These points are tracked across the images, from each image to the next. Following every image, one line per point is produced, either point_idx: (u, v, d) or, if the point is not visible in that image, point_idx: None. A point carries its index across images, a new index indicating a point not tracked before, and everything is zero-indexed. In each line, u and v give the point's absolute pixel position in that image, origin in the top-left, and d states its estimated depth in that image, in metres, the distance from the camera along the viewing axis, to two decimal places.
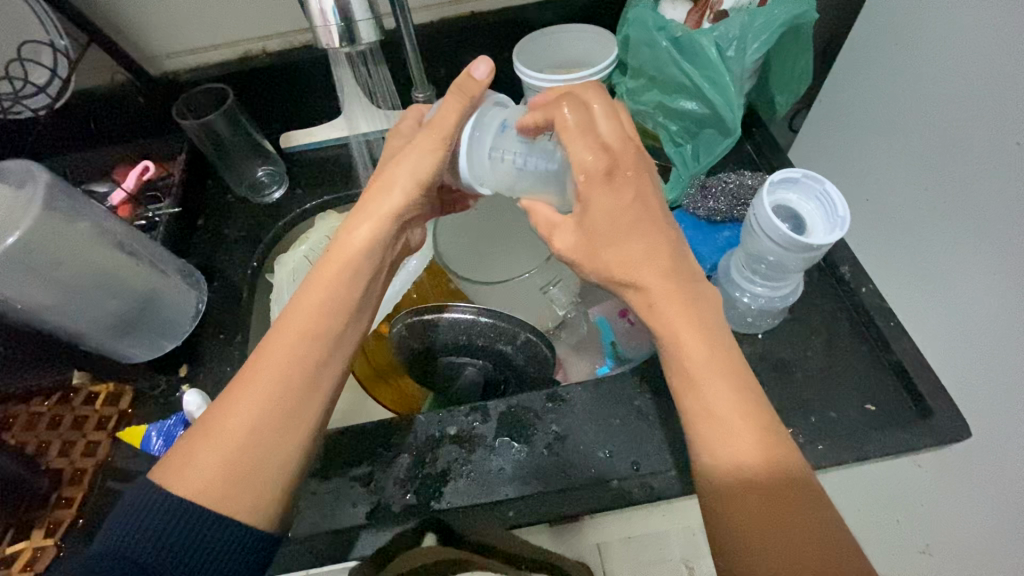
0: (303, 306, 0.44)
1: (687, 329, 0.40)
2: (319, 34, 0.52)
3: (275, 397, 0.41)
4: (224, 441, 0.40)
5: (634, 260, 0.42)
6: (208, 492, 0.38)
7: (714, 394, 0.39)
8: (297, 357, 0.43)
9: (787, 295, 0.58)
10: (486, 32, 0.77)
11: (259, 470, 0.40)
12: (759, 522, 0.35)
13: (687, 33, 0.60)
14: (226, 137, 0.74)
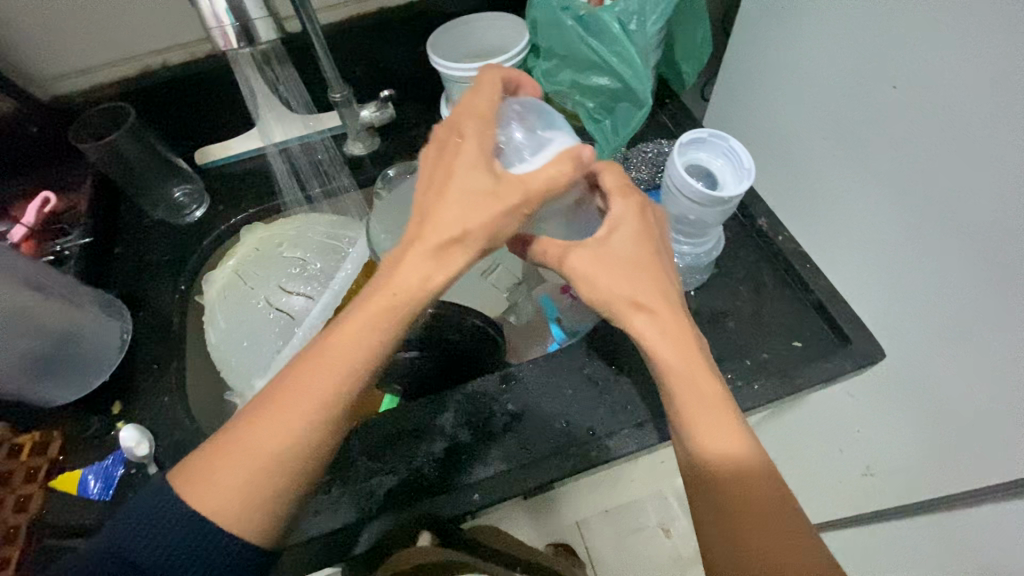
0: (347, 334, 0.39)
1: (670, 344, 0.42)
2: (214, 37, 0.50)
3: (297, 438, 0.38)
4: (243, 469, 0.38)
5: (618, 264, 0.43)
6: (220, 512, 0.38)
7: (694, 386, 0.40)
8: (328, 399, 0.39)
9: (710, 249, 0.62)
10: (395, 27, 0.76)
11: (272, 498, 0.39)
12: (738, 521, 0.38)
13: (590, 12, 0.62)
14: (134, 158, 0.70)
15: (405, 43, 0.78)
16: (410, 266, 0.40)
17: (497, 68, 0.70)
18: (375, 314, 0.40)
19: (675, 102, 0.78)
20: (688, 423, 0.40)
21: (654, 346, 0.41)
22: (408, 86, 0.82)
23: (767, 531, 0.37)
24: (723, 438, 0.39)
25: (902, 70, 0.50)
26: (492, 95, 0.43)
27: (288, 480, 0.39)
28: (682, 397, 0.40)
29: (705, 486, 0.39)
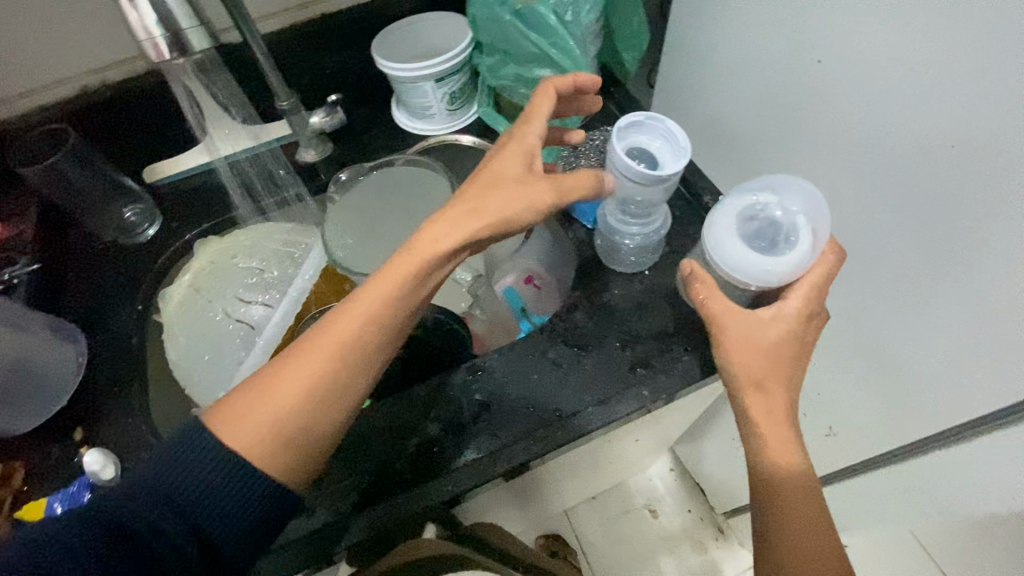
0: (370, 291, 0.44)
1: (768, 394, 0.50)
2: (145, 49, 0.50)
3: (330, 378, 0.43)
4: (275, 406, 0.42)
5: (752, 337, 0.51)
6: (252, 449, 0.41)
7: (781, 419, 0.50)
8: (360, 343, 0.44)
9: (659, 229, 0.64)
10: (337, 32, 0.77)
11: (303, 439, 0.42)
12: (799, 520, 0.47)
13: (526, 5, 0.63)
14: (78, 180, 0.69)
15: (348, 48, 0.78)
16: (437, 226, 0.45)
17: (443, 65, 0.72)
18: (405, 269, 0.45)
19: (619, 90, 0.80)
20: (767, 447, 0.49)
21: (749, 381, 0.50)
22: (357, 91, 0.82)
23: (824, 530, 0.47)
24: (799, 460, 0.49)
25: (819, 46, 0.53)
26: (547, 111, 0.49)
27: (318, 422, 0.43)
28: (770, 422, 0.50)
29: (776, 495, 0.49)
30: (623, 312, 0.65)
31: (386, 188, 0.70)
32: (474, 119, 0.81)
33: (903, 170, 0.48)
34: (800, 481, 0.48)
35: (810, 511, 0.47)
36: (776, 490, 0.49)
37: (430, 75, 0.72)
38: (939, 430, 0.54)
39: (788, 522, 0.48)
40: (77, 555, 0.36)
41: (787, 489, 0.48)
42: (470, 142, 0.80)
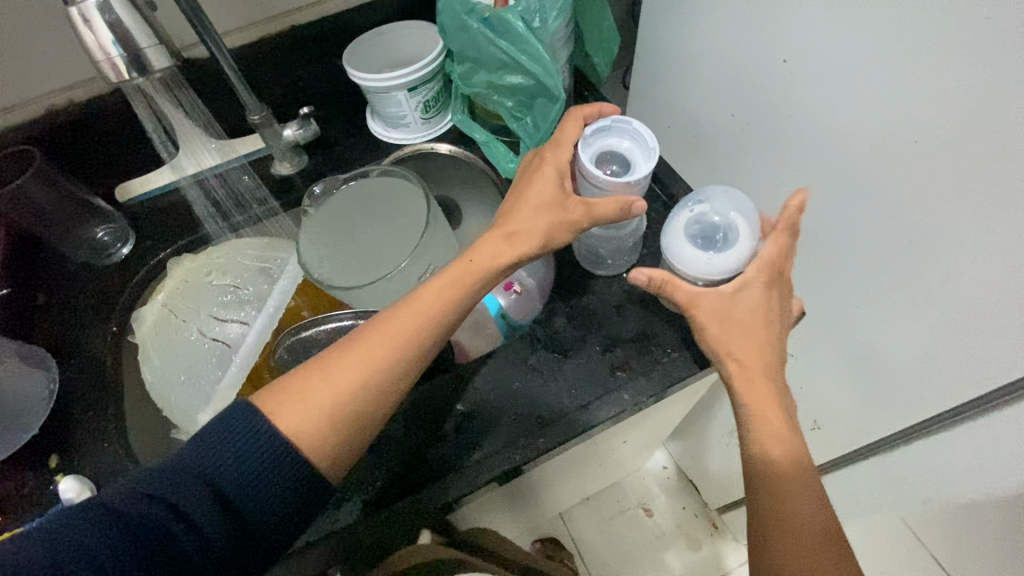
0: (429, 292, 0.50)
1: (755, 379, 0.51)
2: (104, 69, 0.49)
3: (387, 366, 0.46)
4: (334, 389, 0.45)
5: (730, 318, 0.53)
6: (303, 426, 0.43)
7: (770, 409, 0.50)
8: (418, 338, 0.48)
9: (633, 230, 0.65)
10: (306, 44, 0.76)
11: (355, 421, 0.45)
12: (792, 524, 0.46)
13: (493, 13, 0.64)
14: (45, 203, 0.68)
15: (317, 60, 0.78)
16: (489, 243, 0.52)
17: (415, 74, 0.72)
18: (458, 275, 0.51)
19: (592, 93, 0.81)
20: (757, 431, 0.50)
21: (739, 370, 0.52)
22: (329, 102, 0.82)
23: (811, 519, 0.46)
24: (788, 449, 0.48)
25: (781, 45, 0.53)
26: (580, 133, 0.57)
27: (370, 408, 0.46)
28: (754, 409, 0.50)
29: (765, 479, 0.48)
30: (602, 315, 0.65)
31: (360, 199, 0.68)
32: (449, 127, 0.81)
33: (858, 166, 0.50)
34: (790, 471, 0.48)
35: (800, 497, 0.47)
36: (762, 475, 0.48)
37: (402, 84, 0.72)
38: (922, 418, 0.54)
39: (778, 502, 0.47)
40: (91, 551, 0.35)
41: (775, 475, 0.48)
42: (445, 150, 0.81)
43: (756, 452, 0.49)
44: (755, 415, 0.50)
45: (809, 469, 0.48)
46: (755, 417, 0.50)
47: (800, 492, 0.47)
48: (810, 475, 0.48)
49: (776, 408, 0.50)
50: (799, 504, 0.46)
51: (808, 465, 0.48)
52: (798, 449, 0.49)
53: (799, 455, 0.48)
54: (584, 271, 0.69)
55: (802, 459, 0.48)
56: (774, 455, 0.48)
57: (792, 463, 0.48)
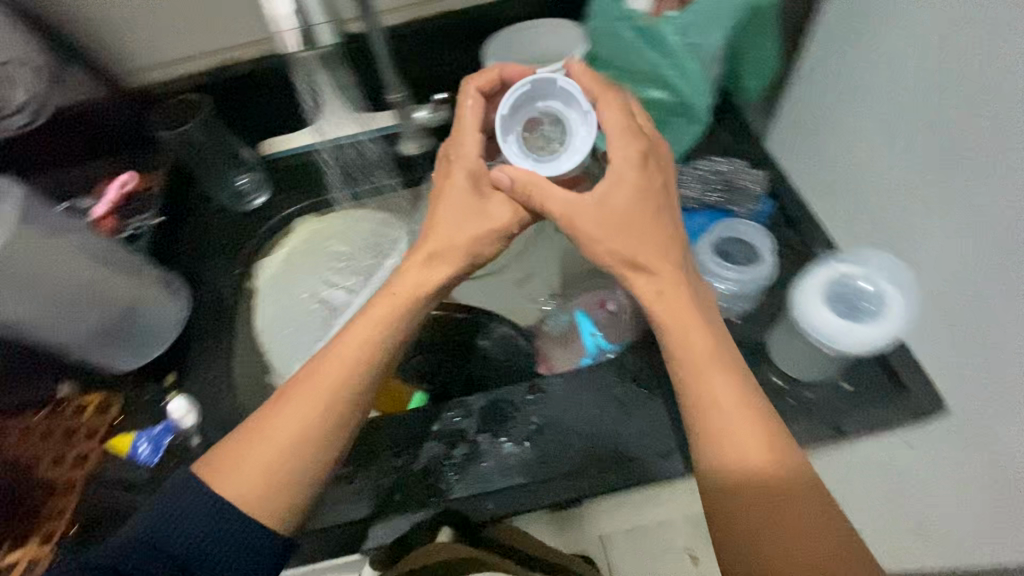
0: (336, 352, 0.49)
1: (719, 366, 0.46)
2: (278, 40, 0.53)
3: (292, 437, 0.46)
4: (273, 459, 0.45)
5: (649, 295, 0.49)
6: (248, 496, 0.44)
7: (725, 405, 0.44)
8: (325, 409, 0.47)
9: (760, 279, 0.57)
10: (454, 29, 0.77)
11: (290, 484, 0.45)
12: (767, 528, 0.41)
13: (649, 23, 0.61)
14: (204, 146, 0.74)
15: (462, 45, 0.79)
16: (409, 274, 0.52)
17: (551, 73, 0.70)
18: (379, 312, 0.51)
19: (732, 116, 0.74)
20: (723, 437, 0.44)
21: (690, 360, 0.46)
22: (460, 87, 0.83)
23: (804, 523, 0.41)
24: (752, 449, 0.43)
25: (992, 96, 0.46)
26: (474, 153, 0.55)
27: (301, 471, 0.46)
28: (708, 410, 0.45)
29: (735, 494, 0.43)
30: None
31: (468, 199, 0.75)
32: None
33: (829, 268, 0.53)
34: (761, 478, 0.42)
35: (777, 507, 0.42)
36: (733, 492, 0.43)
37: None
38: None
39: (754, 517, 0.42)
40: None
41: (747, 487, 0.42)
42: None
43: (712, 462, 0.44)
44: (712, 409, 0.45)
45: (786, 466, 0.43)
46: (710, 413, 0.45)
47: (792, 498, 0.42)
48: (791, 473, 0.42)
49: (738, 397, 0.45)
50: (776, 520, 0.41)
51: (783, 454, 0.43)
52: (763, 451, 0.43)
53: (769, 445, 0.43)
54: None
55: (772, 461, 0.42)
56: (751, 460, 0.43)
57: (778, 464, 0.42)
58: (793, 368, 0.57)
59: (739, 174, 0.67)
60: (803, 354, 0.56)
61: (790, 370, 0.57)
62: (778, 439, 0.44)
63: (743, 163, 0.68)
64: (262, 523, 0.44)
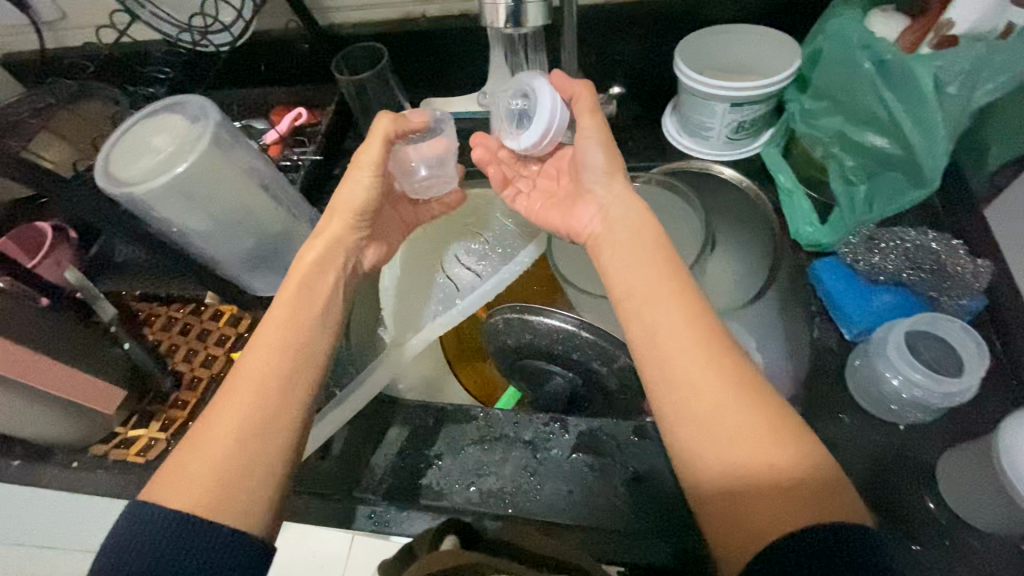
0: (268, 330, 0.47)
1: (679, 340, 0.41)
2: (486, 12, 0.51)
3: (259, 415, 0.43)
4: (233, 444, 0.41)
5: (659, 301, 0.44)
6: (196, 502, 0.39)
7: (703, 380, 0.40)
8: (286, 382, 0.45)
9: (955, 394, 0.48)
10: (650, 19, 0.70)
11: (249, 468, 0.41)
12: (757, 512, 0.36)
13: (899, 57, 0.51)
14: (374, 96, 0.75)
15: (653, 39, 0.72)
16: (312, 250, 0.53)
17: (750, 91, 0.62)
18: (292, 294, 0.50)
19: (958, 185, 0.62)
20: (691, 430, 0.39)
21: (679, 382, 0.40)
22: (638, 84, 0.76)
23: (794, 502, 0.35)
24: (733, 421, 0.38)
25: None
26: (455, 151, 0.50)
27: (260, 453, 0.42)
28: (686, 386, 0.40)
29: (716, 480, 0.38)
30: (841, 456, 0.52)
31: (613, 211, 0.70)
32: (753, 158, 0.70)
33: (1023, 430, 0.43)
34: (746, 458, 0.37)
35: (764, 486, 0.36)
36: (722, 483, 0.37)
37: (729, 97, 0.62)
38: None
39: (743, 506, 0.36)
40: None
41: (738, 473, 0.37)
42: (731, 177, 0.70)
43: (693, 440, 0.39)
44: (697, 381, 0.40)
45: (774, 442, 0.37)
46: (682, 395, 0.40)
47: (777, 478, 0.36)
48: (790, 452, 0.37)
49: (707, 358, 0.40)
50: (762, 504, 0.36)
51: (781, 438, 0.37)
52: (754, 431, 0.37)
53: (760, 420, 0.38)
54: (842, 393, 0.55)
55: (766, 440, 0.37)
56: (725, 426, 0.38)
57: (762, 439, 0.37)
58: (962, 507, 0.48)
59: (956, 259, 0.56)
60: (981, 497, 0.47)
61: (957, 509, 0.48)
62: (770, 411, 0.38)
63: (956, 241, 0.57)
64: (230, 526, 0.38)
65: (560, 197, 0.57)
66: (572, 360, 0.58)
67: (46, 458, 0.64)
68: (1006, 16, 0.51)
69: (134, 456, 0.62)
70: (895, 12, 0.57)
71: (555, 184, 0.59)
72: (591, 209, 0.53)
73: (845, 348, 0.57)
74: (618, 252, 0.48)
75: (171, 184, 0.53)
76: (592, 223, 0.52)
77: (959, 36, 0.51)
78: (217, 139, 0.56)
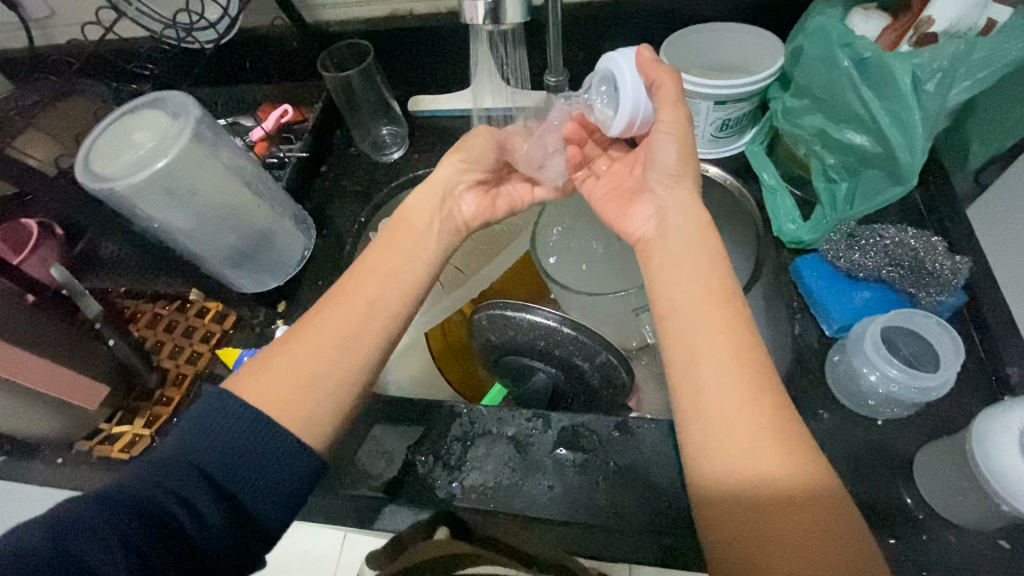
0: (379, 257, 0.50)
1: (729, 331, 0.41)
2: (466, 8, 0.51)
3: (324, 367, 0.43)
4: (289, 388, 0.42)
5: (705, 276, 0.44)
6: (268, 400, 0.41)
7: (730, 397, 0.39)
8: (352, 334, 0.45)
9: (931, 389, 0.48)
10: (636, 18, 0.70)
11: (326, 377, 0.43)
12: (759, 534, 0.36)
13: (877, 55, 0.52)
14: (361, 94, 0.75)
15: (638, 38, 0.72)
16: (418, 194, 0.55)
17: (732, 90, 0.62)
18: (396, 231, 0.53)
19: (941, 182, 0.62)
20: (704, 440, 0.39)
21: (713, 375, 0.40)
22: None
23: (800, 530, 0.35)
24: (749, 438, 0.38)
25: None
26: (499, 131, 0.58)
27: (343, 365, 0.44)
28: (710, 396, 0.40)
29: (723, 486, 0.38)
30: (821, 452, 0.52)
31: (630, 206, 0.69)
32: (739, 155, 0.70)
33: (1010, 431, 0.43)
34: (760, 478, 0.37)
35: (773, 508, 0.36)
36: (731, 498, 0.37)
37: (711, 95, 0.63)
38: None
39: (748, 521, 0.36)
40: (125, 537, 0.33)
41: (748, 492, 0.37)
42: (714, 174, 0.70)
43: (708, 449, 0.39)
44: (724, 397, 0.39)
45: (791, 469, 0.37)
46: (704, 388, 0.40)
47: (792, 501, 0.36)
48: (805, 480, 0.36)
49: (742, 370, 0.40)
50: (769, 527, 0.36)
51: (798, 464, 0.37)
52: (770, 455, 0.37)
53: (779, 444, 0.37)
54: (824, 389, 0.55)
55: (789, 465, 0.36)
56: (749, 451, 0.37)
57: (782, 465, 0.37)
58: (940, 503, 0.48)
59: (936, 256, 0.56)
60: (957, 492, 0.47)
61: (935, 504, 0.48)
62: (793, 440, 0.38)
63: (933, 237, 0.58)
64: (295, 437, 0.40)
65: (625, 190, 0.54)
66: (555, 356, 0.58)
67: (31, 454, 0.64)
68: (984, 14, 0.53)
69: (118, 453, 0.62)
70: (875, 10, 0.58)
71: (612, 170, 0.57)
72: (647, 209, 0.51)
73: (827, 344, 0.57)
74: (664, 256, 0.47)
75: (150, 179, 0.53)
76: (644, 226, 0.50)
77: (938, 33, 0.52)
78: (196, 135, 0.56)
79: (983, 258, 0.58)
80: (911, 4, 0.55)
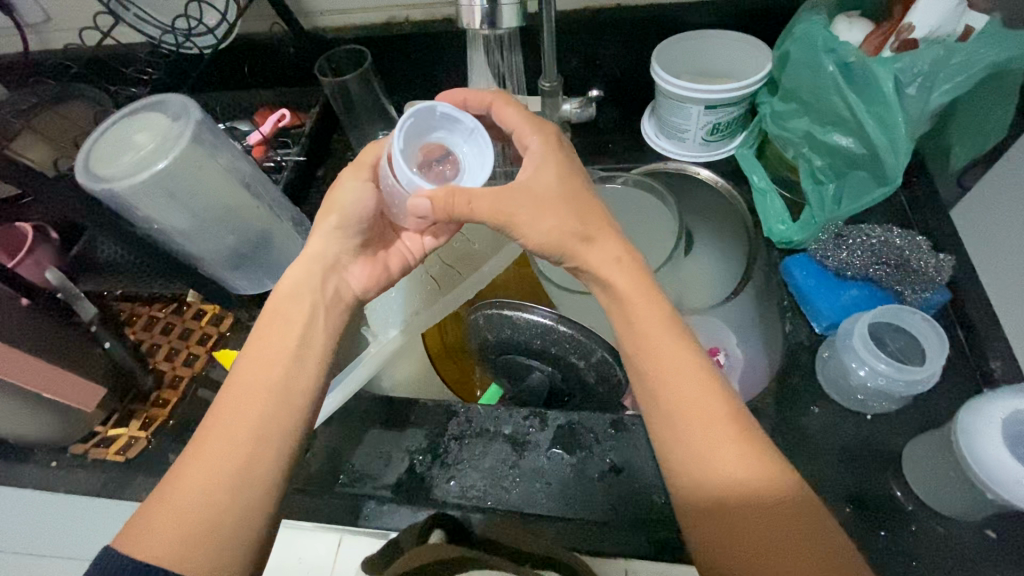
0: (272, 345, 0.46)
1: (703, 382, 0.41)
2: (462, 12, 0.53)
3: (240, 446, 0.41)
4: (220, 486, 0.40)
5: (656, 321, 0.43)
6: (207, 510, 0.39)
7: (707, 437, 0.40)
8: (263, 419, 0.42)
9: (916, 383, 0.49)
10: (628, 26, 0.72)
11: (259, 460, 0.41)
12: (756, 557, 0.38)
13: (861, 60, 0.54)
14: (357, 96, 0.76)
15: (631, 45, 0.74)
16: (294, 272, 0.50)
17: (722, 94, 0.63)
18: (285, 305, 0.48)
19: (925, 183, 0.64)
20: (697, 479, 0.40)
21: (691, 426, 0.41)
22: (617, 86, 0.78)
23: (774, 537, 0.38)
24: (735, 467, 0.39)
25: None
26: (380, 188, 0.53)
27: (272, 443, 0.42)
28: (693, 438, 0.40)
29: (716, 523, 0.39)
30: (813, 446, 0.53)
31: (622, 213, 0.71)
32: (729, 159, 0.72)
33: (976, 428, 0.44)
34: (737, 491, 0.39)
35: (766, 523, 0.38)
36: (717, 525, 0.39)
37: (702, 99, 0.64)
38: None
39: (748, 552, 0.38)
40: None
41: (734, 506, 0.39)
42: (707, 178, 0.72)
43: (699, 492, 0.40)
44: (696, 431, 0.40)
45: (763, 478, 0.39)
46: (689, 439, 0.41)
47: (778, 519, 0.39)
48: (764, 483, 0.39)
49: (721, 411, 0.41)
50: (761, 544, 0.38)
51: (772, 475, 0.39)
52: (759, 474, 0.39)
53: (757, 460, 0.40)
54: (814, 384, 0.56)
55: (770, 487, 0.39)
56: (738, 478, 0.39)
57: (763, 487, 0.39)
58: (930, 495, 0.49)
59: (920, 255, 0.58)
60: (942, 483, 0.48)
61: (926, 498, 0.49)
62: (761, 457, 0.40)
63: (918, 236, 0.59)
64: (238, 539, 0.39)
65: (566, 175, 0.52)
66: (552, 356, 0.59)
67: (24, 456, 0.63)
68: (961, 22, 0.54)
69: (113, 456, 0.62)
70: (859, 19, 0.60)
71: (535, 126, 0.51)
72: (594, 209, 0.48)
73: (816, 341, 0.59)
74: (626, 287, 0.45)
75: (151, 179, 0.54)
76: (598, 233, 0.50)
77: (918, 39, 0.54)
78: (195, 137, 0.56)
79: (964, 255, 0.59)
80: (894, 11, 0.57)
